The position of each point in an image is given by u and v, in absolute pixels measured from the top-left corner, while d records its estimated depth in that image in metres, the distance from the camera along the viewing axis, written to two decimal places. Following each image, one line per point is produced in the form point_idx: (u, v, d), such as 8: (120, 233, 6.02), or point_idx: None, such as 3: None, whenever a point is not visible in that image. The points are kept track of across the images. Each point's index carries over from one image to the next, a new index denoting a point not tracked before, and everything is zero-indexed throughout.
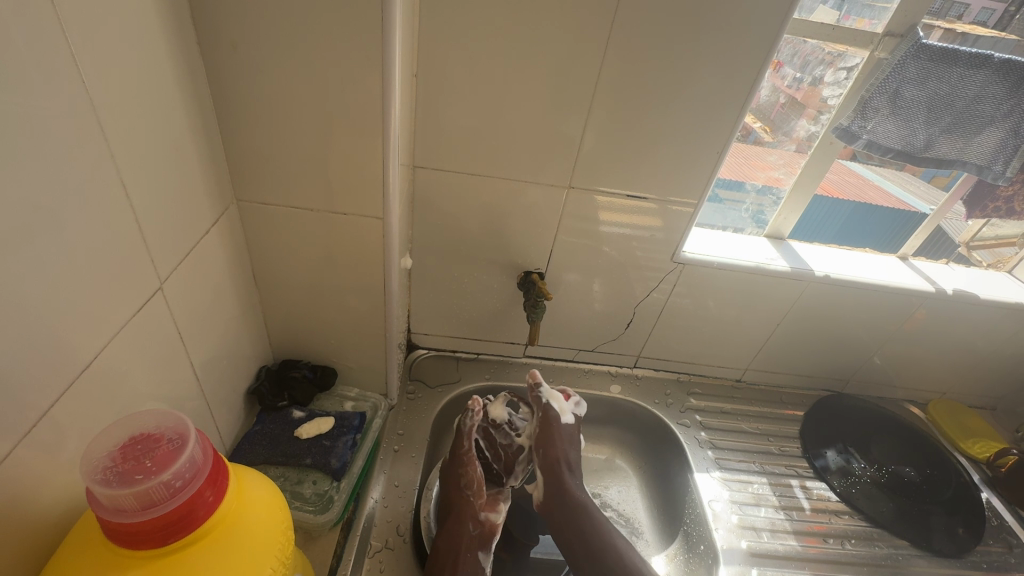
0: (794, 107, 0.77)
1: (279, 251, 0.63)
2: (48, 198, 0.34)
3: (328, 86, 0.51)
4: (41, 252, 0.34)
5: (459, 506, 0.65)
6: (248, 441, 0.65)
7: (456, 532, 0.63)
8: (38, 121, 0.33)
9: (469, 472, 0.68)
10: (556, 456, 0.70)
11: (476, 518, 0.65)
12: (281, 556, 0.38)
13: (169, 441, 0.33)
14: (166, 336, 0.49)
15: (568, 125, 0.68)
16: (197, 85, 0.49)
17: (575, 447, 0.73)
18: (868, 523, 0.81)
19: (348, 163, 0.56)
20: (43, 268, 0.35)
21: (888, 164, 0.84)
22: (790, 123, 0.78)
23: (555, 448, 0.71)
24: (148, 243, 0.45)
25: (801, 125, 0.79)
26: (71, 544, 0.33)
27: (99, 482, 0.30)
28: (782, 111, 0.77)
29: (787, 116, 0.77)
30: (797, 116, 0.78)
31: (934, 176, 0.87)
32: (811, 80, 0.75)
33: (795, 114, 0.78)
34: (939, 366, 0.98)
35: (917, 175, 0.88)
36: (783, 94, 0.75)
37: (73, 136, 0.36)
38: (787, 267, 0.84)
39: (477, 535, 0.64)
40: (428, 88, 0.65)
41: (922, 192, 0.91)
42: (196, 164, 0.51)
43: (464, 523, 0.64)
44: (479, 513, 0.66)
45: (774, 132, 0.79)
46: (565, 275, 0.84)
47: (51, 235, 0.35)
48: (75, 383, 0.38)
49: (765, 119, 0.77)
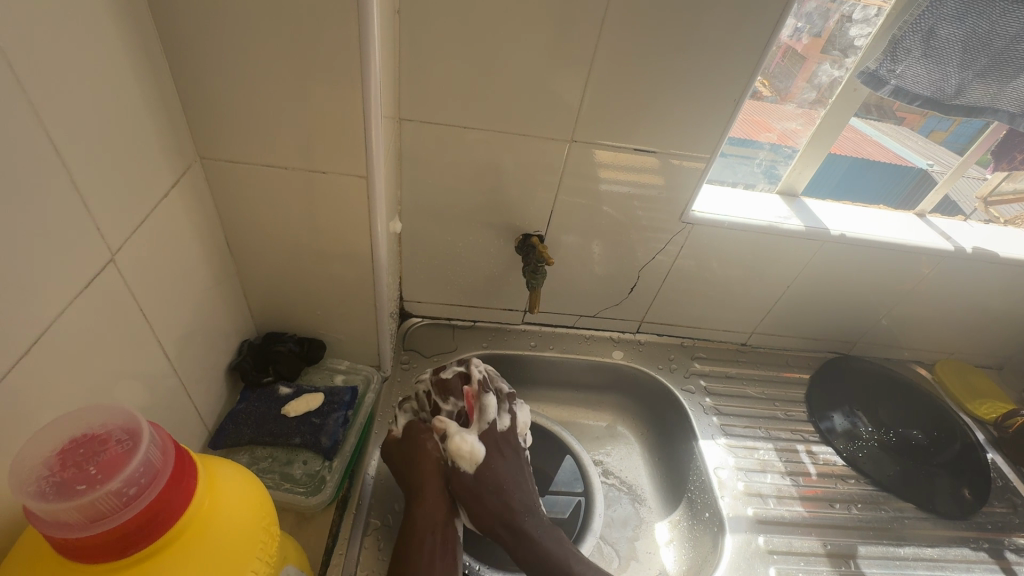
0: (796, 57, 0.70)
1: (252, 215, 0.57)
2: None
3: (296, 21, 0.44)
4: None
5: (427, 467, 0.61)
6: (231, 421, 0.61)
7: (432, 493, 0.59)
8: None
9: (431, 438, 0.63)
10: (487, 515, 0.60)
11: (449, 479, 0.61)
12: (264, 555, 0.34)
13: (118, 443, 0.29)
14: (125, 313, 0.44)
15: (570, 68, 0.61)
16: (140, 21, 0.42)
17: (511, 494, 0.61)
18: (873, 487, 0.80)
19: (323, 113, 0.49)
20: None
21: (887, 117, 0.79)
22: (790, 78, 0.72)
23: (481, 515, 0.60)
24: (93, 209, 0.39)
25: (803, 81, 0.73)
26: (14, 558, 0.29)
27: (34, 497, 0.26)
28: (784, 62, 0.70)
29: (786, 68, 0.71)
30: (799, 67, 0.71)
31: (932, 130, 0.82)
32: (817, 28, 0.68)
33: (798, 67, 0.71)
34: (949, 327, 0.95)
35: (916, 128, 0.82)
36: (786, 44, 0.68)
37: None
38: (801, 226, 0.79)
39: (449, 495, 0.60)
40: (413, 26, 0.57)
41: (917, 146, 0.86)
42: (147, 118, 0.44)
43: (439, 484, 0.60)
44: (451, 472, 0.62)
45: (773, 85, 0.72)
46: (566, 237, 0.78)
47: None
48: (16, 369, 0.34)
49: (765, 72, 0.70)
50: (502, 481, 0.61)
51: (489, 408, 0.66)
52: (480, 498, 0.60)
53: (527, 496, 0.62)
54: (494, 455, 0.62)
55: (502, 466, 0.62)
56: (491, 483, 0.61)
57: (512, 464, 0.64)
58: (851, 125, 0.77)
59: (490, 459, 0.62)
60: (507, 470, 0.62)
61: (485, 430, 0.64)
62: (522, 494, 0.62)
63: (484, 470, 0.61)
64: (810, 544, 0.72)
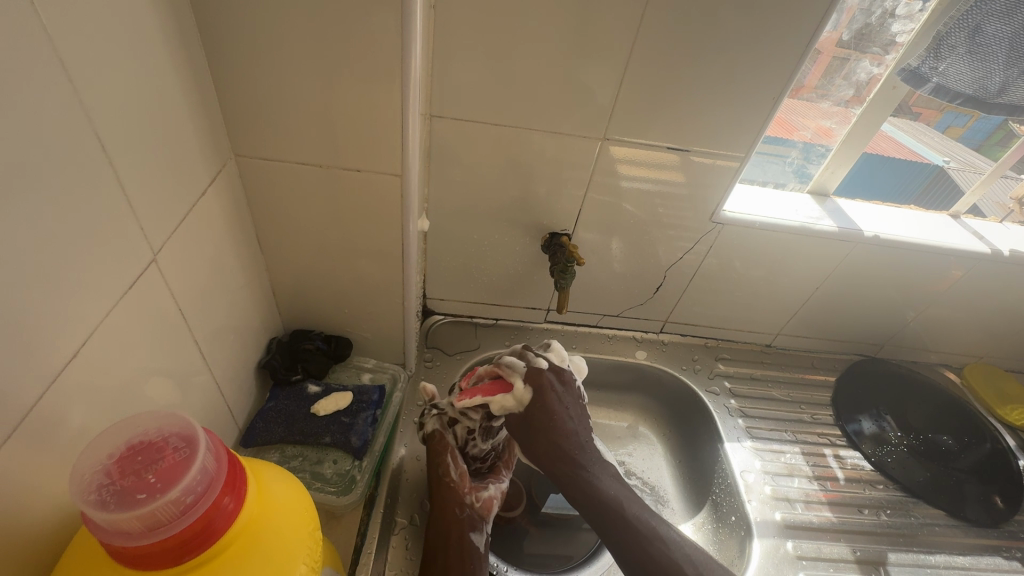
0: (816, 55, 0.66)
1: (283, 214, 0.57)
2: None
3: (336, 17, 0.43)
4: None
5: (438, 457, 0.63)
6: (261, 419, 0.61)
7: (446, 515, 0.60)
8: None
9: (445, 461, 0.63)
10: (541, 446, 0.61)
11: (463, 503, 0.61)
12: (310, 559, 0.34)
13: (175, 450, 0.29)
14: (165, 312, 0.44)
15: (607, 65, 0.60)
16: (181, 18, 0.41)
17: (570, 419, 0.62)
18: (903, 492, 0.79)
19: (359, 112, 0.48)
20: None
21: (903, 114, 0.74)
22: (808, 75, 0.68)
23: (539, 442, 0.61)
24: (137, 209, 0.39)
25: (818, 74, 0.69)
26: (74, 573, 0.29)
27: (94, 505, 0.26)
28: (807, 63, 0.66)
29: (808, 66, 0.66)
30: (817, 63, 0.67)
31: (949, 126, 0.78)
32: (835, 24, 0.65)
33: (812, 61, 0.67)
34: (981, 332, 0.94)
35: (935, 124, 0.77)
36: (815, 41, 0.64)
37: (14, 67, 0.28)
38: (833, 227, 0.77)
39: (467, 519, 0.60)
40: (448, 23, 0.56)
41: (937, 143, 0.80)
42: (188, 116, 0.44)
43: (452, 507, 0.60)
44: (467, 496, 0.62)
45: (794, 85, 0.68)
46: (593, 236, 0.77)
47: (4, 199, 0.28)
48: (67, 370, 0.34)
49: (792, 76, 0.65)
50: (560, 420, 0.61)
51: (518, 362, 0.63)
52: (537, 436, 0.61)
53: (582, 432, 0.62)
54: (546, 389, 0.61)
55: (553, 404, 0.62)
56: (544, 419, 0.61)
57: (565, 396, 0.63)
58: (885, 131, 0.75)
59: (537, 397, 0.61)
60: (558, 402, 0.62)
61: (530, 372, 0.62)
62: (578, 434, 0.62)
63: (533, 408, 0.61)
64: (840, 550, 0.71)
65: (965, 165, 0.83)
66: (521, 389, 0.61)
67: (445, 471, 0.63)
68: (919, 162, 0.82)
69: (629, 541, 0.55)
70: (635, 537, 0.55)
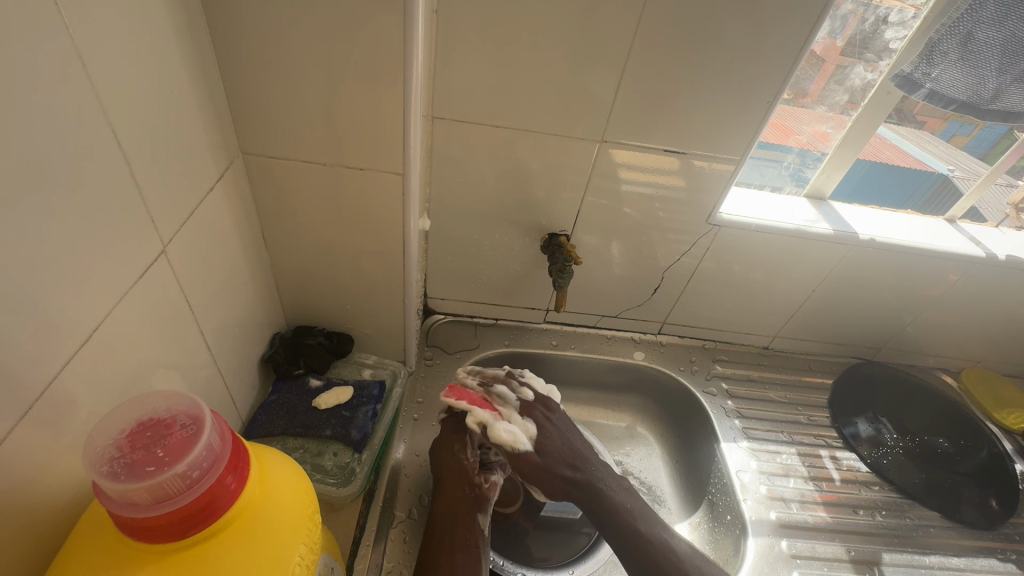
0: (816, 62, 0.69)
1: (287, 211, 0.58)
2: (12, 142, 0.28)
3: (341, 20, 0.44)
4: (11, 208, 0.29)
5: (452, 439, 0.65)
6: (263, 412, 0.62)
7: (455, 495, 0.61)
8: (18, 61, 0.28)
9: (463, 441, 0.65)
10: (547, 473, 0.63)
11: (472, 482, 0.62)
12: (309, 541, 0.35)
13: (182, 428, 0.31)
14: (173, 302, 0.45)
15: (604, 69, 0.61)
16: (192, 20, 0.43)
17: (570, 439, 0.66)
18: (899, 494, 0.80)
19: (361, 112, 0.50)
20: (16, 230, 0.29)
21: (907, 121, 0.76)
22: (808, 83, 0.70)
23: (542, 472, 0.62)
24: (148, 203, 0.40)
25: (822, 82, 0.71)
26: (87, 547, 0.30)
27: (105, 476, 0.28)
28: (805, 66, 0.68)
29: (808, 74, 0.69)
30: (818, 71, 0.70)
31: (954, 135, 0.79)
32: (834, 31, 0.67)
33: (817, 70, 0.69)
34: (979, 335, 0.94)
35: (937, 133, 0.79)
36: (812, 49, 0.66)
37: (34, 64, 0.29)
38: (829, 230, 0.78)
39: (474, 497, 0.61)
40: (449, 27, 0.58)
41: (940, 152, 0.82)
42: (198, 115, 0.45)
43: (463, 485, 0.62)
44: (476, 477, 0.63)
45: (791, 91, 0.71)
46: (591, 237, 0.79)
47: (21, 189, 0.29)
48: (78, 355, 0.35)
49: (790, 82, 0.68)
50: (560, 445, 0.64)
51: (509, 394, 0.65)
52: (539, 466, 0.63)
53: (582, 449, 0.66)
54: (542, 420, 0.65)
55: (552, 429, 0.65)
56: (546, 448, 0.63)
57: (558, 421, 0.66)
58: (883, 136, 0.76)
59: (539, 429, 0.64)
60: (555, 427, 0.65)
61: (525, 405, 0.65)
62: (577, 452, 0.65)
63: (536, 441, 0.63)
64: (834, 550, 0.71)
65: (969, 174, 0.84)
66: (523, 421, 0.63)
67: (462, 449, 0.64)
68: (924, 171, 0.83)
69: (643, 551, 0.58)
70: (648, 550, 0.58)
